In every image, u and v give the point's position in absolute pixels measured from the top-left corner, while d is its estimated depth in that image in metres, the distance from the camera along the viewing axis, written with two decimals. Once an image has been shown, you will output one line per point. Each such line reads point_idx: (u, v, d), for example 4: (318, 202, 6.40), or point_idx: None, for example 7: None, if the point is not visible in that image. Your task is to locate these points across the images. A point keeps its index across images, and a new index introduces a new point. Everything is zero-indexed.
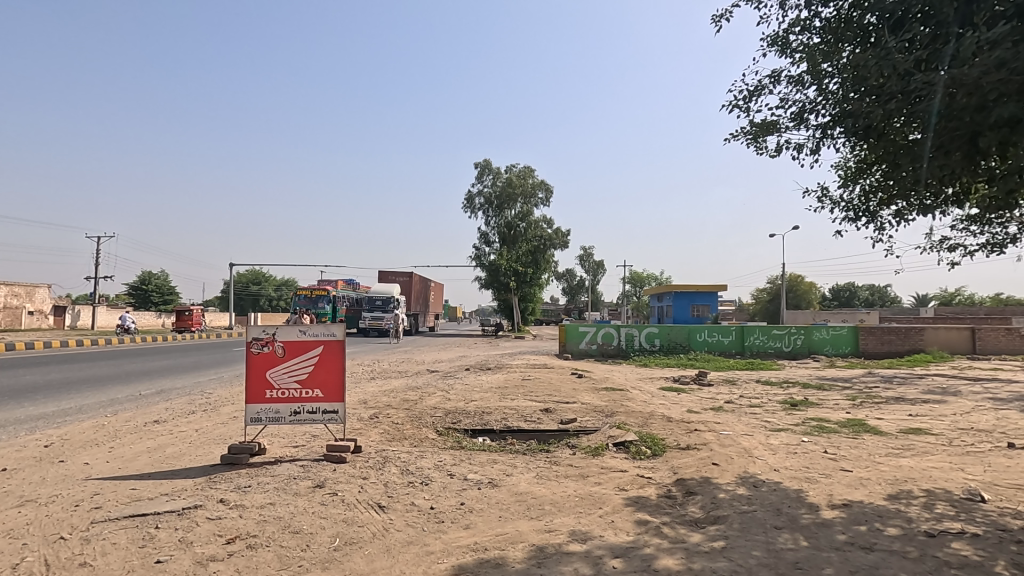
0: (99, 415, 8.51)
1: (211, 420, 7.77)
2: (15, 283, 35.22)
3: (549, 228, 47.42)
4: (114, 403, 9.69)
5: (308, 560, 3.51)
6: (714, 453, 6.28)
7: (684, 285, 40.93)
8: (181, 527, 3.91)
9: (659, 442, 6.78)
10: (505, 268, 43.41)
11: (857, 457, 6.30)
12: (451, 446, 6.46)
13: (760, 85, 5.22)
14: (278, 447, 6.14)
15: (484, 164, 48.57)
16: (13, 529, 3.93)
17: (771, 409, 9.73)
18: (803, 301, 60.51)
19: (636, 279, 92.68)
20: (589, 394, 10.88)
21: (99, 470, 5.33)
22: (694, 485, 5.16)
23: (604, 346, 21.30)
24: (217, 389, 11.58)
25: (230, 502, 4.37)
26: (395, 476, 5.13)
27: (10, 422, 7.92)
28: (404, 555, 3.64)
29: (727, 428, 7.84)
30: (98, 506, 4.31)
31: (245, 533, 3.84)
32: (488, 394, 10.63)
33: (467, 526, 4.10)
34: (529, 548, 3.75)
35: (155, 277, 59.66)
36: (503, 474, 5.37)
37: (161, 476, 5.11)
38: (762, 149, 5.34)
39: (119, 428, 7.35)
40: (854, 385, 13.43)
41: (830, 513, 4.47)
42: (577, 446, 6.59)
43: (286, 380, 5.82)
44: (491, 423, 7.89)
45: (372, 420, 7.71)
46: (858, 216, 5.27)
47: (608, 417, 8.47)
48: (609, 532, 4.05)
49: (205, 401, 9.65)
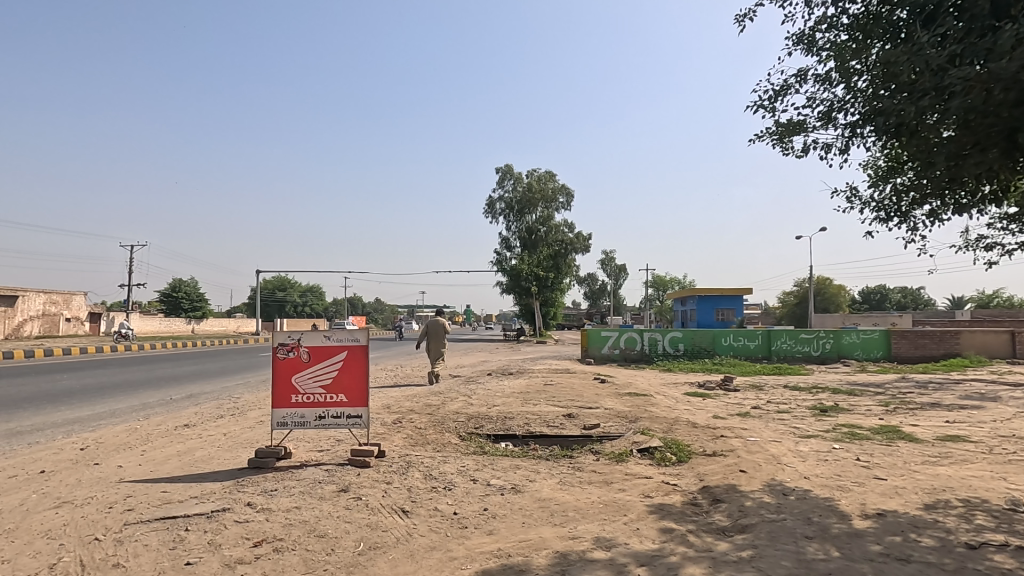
0: (132, 419, 8.77)
1: (236, 425, 7.89)
2: (53, 292, 37.87)
3: (571, 233, 47.57)
4: (145, 407, 9.90)
5: (332, 564, 3.54)
6: (741, 460, 6.15)
7: (707, 288, 40.30)
8: (209, 530, 3.97)
9: (684, 448, 6.67)
10: (527, 272, 43.40)
11: (891, 465, 6.11)
12: (474, 451, 6.47)
13: (786, 84, 5.16)
14: (303, 451, 6.23)
15: (505, 168, 48.71)
16: (50, 530, 4.04)
17: (800, 414, 9.51)
18: (832, 305, 59.16)
19: (658, 282, 91.79)
20: (612, 400, 10.75)
21: (131, 473, 5.48)
22: (719, 492, 5.06)
23: (626, 350, 21.05)
24: (243, 394, 11.69)
25: (256, 506, 4.44)
26: (419, 481, 5.15)
27: (49, 425, 8.22)
28: (426, 561, 3.63)
29: (753, 434, 7.69)
30: (130, 509, 4.41)
31: (271, 536, 3.89)
32: (510, 399, 10.61)
33: (490, 532, 4.08)
34: (552, 554, 3.71)
35: (185, 284, 66.28)
36: (527, 480, 5.33)
37: (190, 480, 5.21)
38: (788, 149, 5.28)
39: (151, 431, 7.55)
40: (888, 391, 13.04)
41: (862, 522, 4.34)
42: (600, 452, 6.52)
43: (311, 385, 5.89)
44: (514, 428, 7.87)
45: (395, 425, 7.76)
46: (890, 217, 5.14)
47: (631, 423, 8.37)
48: (633, 539, 3.98)
49: (232, 406, 9.81)
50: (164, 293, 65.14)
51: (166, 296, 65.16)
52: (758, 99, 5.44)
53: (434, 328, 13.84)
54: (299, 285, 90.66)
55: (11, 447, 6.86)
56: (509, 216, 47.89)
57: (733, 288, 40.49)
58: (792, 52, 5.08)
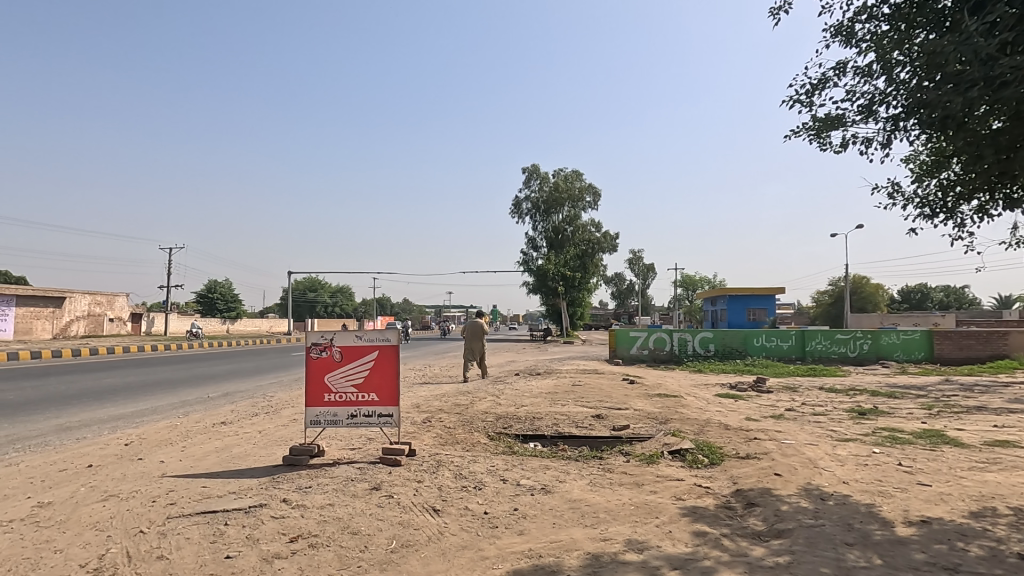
0: (173, 416, 9.08)
1: (271, 423, 8.09)
2: (97, 293, 39.46)
3: (598, 232, 47.28)
4: (185, 405, 10.24)
5: (366, 561, 3.59)
6: (776, 463, 6.01)
7: (738, 288, 39.53)
8: (247, 525, 4.08)
9: (716, 451, 6.56)
10: (554, 272, 43.28)
11: (936, 471, 5.89)
12: (503, 451, 6.48)
13: (824, 78, 5.03)
14: (336, 449, 6.34)
15: (532, 168, 48.65)
16: (99, 522, 4.21)
17: (838, 417, 9.24)
18: (869, 305, 57.33)
19: (687, 282, 90.33)
20: (642, 400, 10.63)
21: (172, 468, 5.66)
22: (754, 496, 4.95)
23: (655, 350, 20.79)
24: (277, 393, 11.96)
25: (292, 502, 4.53)
26: (449, 480, 5.18)
27: (96, 421, 8.58)
28: (458, 559, 3.65)
29: (788, 436, 7.50)
30: (172, 503, 4.56)
31: (307, 532, 3.97)
32: (538, 399, 10.59)
33: (521, 532, 4.08)
34: (584, 556, 3.69)
35: (220, 285, 68.22)
36: (556, 481, 5.32)
37: (228, 475, 5.36)
38: (825, 145, 5.14)
39: (190, 428, 7.79)
40: (931, 394, 12.56)
41: (906, 530, 4.19)
42: (630, 453, 6.46)
43: (343, 385, 5.99)
44: (543, 428, 7.86)
45: (425, 424, 7.83)
46: (935, 213, 4.95)
47: (661, 424, 8.27)
48: (666, 542, 3.93)
49: (267, 404, 10.05)
50: (201, 294, 67.23)
51: (203, 296, 67.26)
52: (794, 94, 5.31)
53: (474, 329, 14.20)
54: (330, 286, 92.32)
55: (60, 442, 7.16)
56: (535, 216, 47.85)
57: (765, 288, 39.62)
58: (830, 44, 4.95)
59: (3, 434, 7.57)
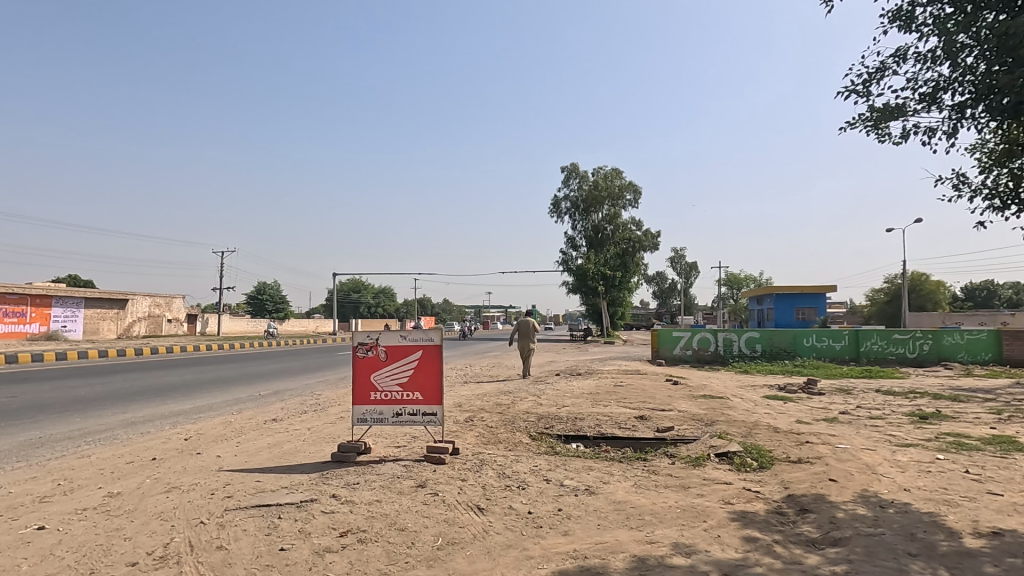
0: (227, 413, 9.48)
1: (319, 420, 8.34)
2: (157, 295, 41.61)
3: (639, 230, 46.62)
4: (238, 402, 10.68)
5: (413, 557, 3.65)
6: (830, 468, 5.77)
7: (786, 287, 38.21)
8: (299, 519, 4.21)
9: (766, 454, 6.35)
10: (594, 271, 42.92)
11: (1008, 480, 5.52)
12: (546, 451, 6.47)
13: (882, 66, 4.80)
14: (381, 447, 6.48)
15: (571, 167, 48.39)
16: (163, 512, 4.44)
17: (896, 421, 8.80)
18: (929, 303, 54.36)
19: (732, 281, 87.92)
20: (686, 402, 10.41)
21: (228, 463, 5.92)
22: (807, 502, 4.77)
23: (699, 351, 20.33)
24: (324, 391, 12.32)
25: (341, 498, 4.66)
26: (492, 479, 5.22)
27: (158, 417, 9.05)
28: (503, 558, 3.67)
29: (843, 441, 7.20)
30: (229, 496, 4.76)
31: (356, 527, 4.07)
32: (579, 400, 10.53)
33: (565, 533, 4.07)
34: (630, 559, 3.64)
35: (269, 287, 70.79)
36: (600, 482, 5.27)
37: (280, 471, 5.56)
38: (884, 136, 4.91)
39: (244, 424, 8.12)
40: (1000, 398, 11.80)
41: (975, 542, 3.94)
42: (676, 456, 6.34)
43: (388, 383, 6.11)
44: (585, 429, 7.81)
45: (467, 424, 7.90)
46: (1007, 205, 4.66)
47: (707, 426, 8.08)
48: (715, 547, 3.84)
49: (315, 402, 10.37)
50: (251, 296, 69.93)
51: (253, 298, 69.92)
52: (849, 83, 5.09)
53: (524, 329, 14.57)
54: (372, 287, 94.39)
55: (127, 436, 7.59)
56: (574, 216, 47.58)
57: (815, 286, 38.15)
58: (888, 30, 4.72)
59: (76, 428, 8.09)
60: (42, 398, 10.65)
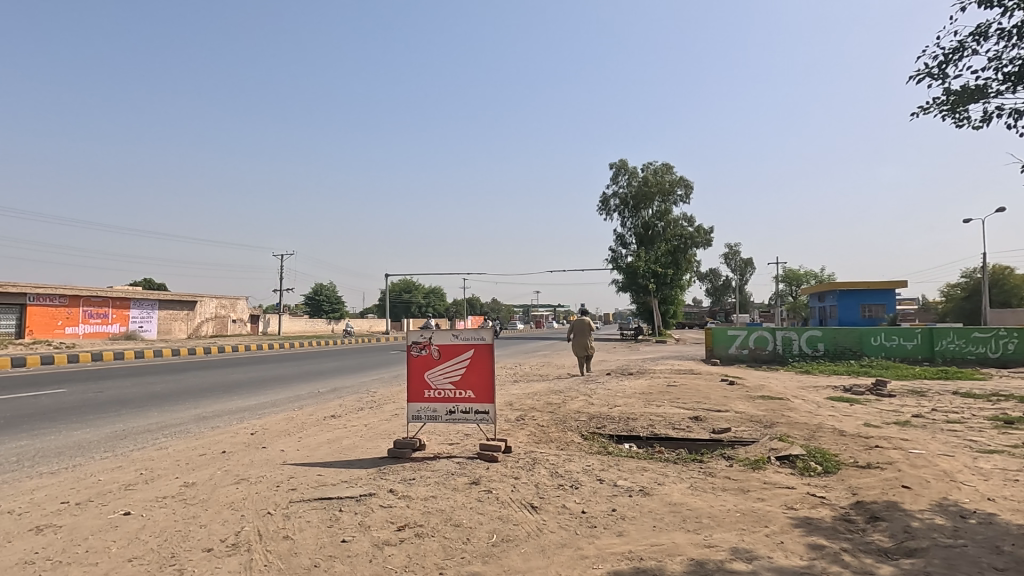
0: (289, 409, 9.91)
1: (375, 417, 8.59)
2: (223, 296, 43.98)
3: (691, 226, 45.45)
4: (299, 399, 11.14)
5: (469, 552, 3.71)
6: (903, 475, 5.45)
7: (850, 283, 36.29)
8: (359, 512, 4.36)
9: (831, 458, 6.06)
10: (644, 269, 42.15)
11: None
12: (598, 451, 6.42)
13: (960, 45, 4.48)
14: (435, 444, 6.60)
15: (620, 164, 47.68)
16: (234, 502, 4.70)
17: (977, 426, 8.20)
18: (1013, 299, 50.28)
19: (790, 277, 84.29)
20: (743, 403, 10.07)
21: (292, 456, 6.19)
22: (878, 509, 4.52)
23: (756, 350, 19.59)
24: (379, 389, 12.68)
25: (398, 493, 4.79)
26: (545, 478, 5.22)
27: (227, 412, 9.56)
28: (557, 557, 3.67)
29: (917, 445, 6.77)
30: (293, 488, 4.98)
31: (413, 522, 4.17)
32: (631, 399, 10.38)
33: (620, 533, 4.02)
34: (688, 562, 3.56)
35: (325, 288, 73.45)
36: (655, 483, 5.18)
37: (340, 465, 5.76)
38: (962, 120, 4.58)
39: (305, 420, 8.46)
40: None
41: None
42: (734, 458, 6.15)
43: (442, 381, 6.23)
44: (638, 429, 7.69)
45: (518, 422, 7.94)
46: None
47: (766, 428, 7.79)
48: (778, 553, 3.70)
49: (370, 399, 10.69)
50: (309, 297, 72.77)
51: (310, 299, 72.73)
52: (923, 66, 4.79)
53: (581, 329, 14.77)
54: (423, 287, 96.25)
55: (199, 430, 8.07)
56: (624, 213, 46.88)
57: (882, 282, 36.05)
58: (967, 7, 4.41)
59: (154, 422, 8.65)
60: (123, 393, 11.46)
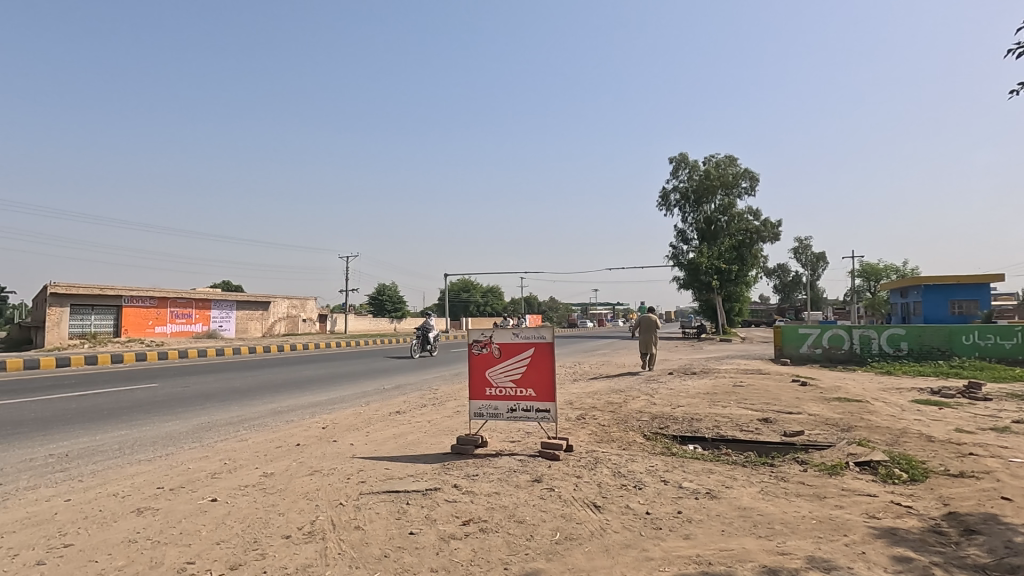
0: (357, 404, 10.32)
1: (438, 413, 8.80)
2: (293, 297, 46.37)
3: (757, 220, 43.57)
4: (366, 394, 11.58)
5: (532, 549, 3.73)
6: (1003, 485, 4.99)
7: (936, 277, 33.62)
8: (425, 506, 4.48)
9: (918, 465, 5.65)
10: (707, 265, 40.79)
11: None
12: (662, 452, 6.28)
13: None
14: (497, 441, 6.68)
15: (681, 157, 46.35)
16: (309, 492, 4.95)
17: None
18: None
19: (868, 272, 79.07)
20: (817, 405, 9.56)
21: (360, 450, 6.45)
22: (974, 522, 4.17)
23: (830, 349, 18.52)
24: (440, 386, 12.97)
25: (462, 488, 4.88)
26: (608, 478, 5.16)
27: (300, 406, 10.08)
28: (622, 557, 3.62)
29: (1018, 454, 6.18)
30: (363, 481, 5.19)
31: (477, 517, 4.24)
32: (695, 399, 10.09)
33: (687, 536, 3.92)
34: (759, 569, 3.43)
35: (388, 288, 75.88)
36: (723, 486, 5.01)
37: (406, 460, 5.94)
38: None
39: (372, 416, 8.78)
40: None
41: None
42: (808, 462, 5.85)
43: (503, 379, 6.29)
44: (703, 430, 7.47)
45: (579, 421, 7.90)
46: None
47: (843, 431, 7.36)
48: (859, 564, 3.49)
49: (433, 396, 10.96)
50: (373, 297, 75.40)
51: (374, 299, 75.32)
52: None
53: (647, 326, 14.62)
54: (481, 287, 97.49)
55: (275, 423, 8.54)
56: (685, 208, 45.60)
57: (975, 276, 33.14)
58: None
59: (235, 415, 9.25)
60: (208, 388, 12.32)
